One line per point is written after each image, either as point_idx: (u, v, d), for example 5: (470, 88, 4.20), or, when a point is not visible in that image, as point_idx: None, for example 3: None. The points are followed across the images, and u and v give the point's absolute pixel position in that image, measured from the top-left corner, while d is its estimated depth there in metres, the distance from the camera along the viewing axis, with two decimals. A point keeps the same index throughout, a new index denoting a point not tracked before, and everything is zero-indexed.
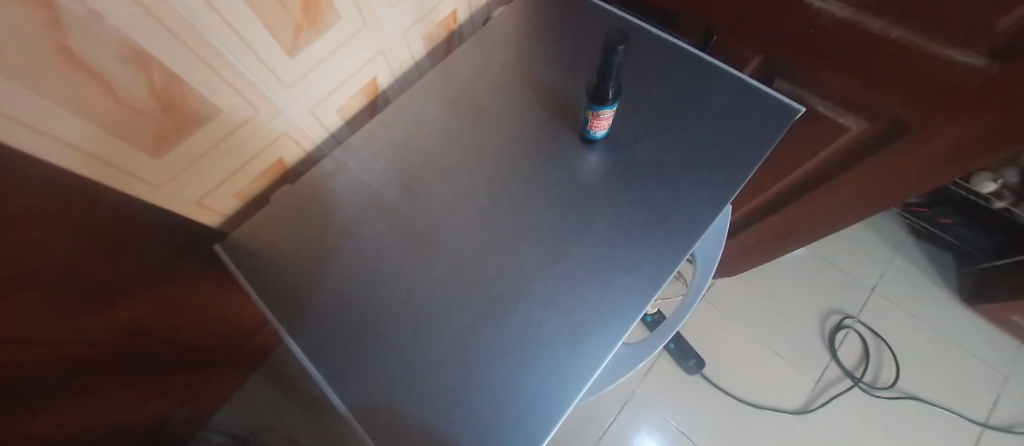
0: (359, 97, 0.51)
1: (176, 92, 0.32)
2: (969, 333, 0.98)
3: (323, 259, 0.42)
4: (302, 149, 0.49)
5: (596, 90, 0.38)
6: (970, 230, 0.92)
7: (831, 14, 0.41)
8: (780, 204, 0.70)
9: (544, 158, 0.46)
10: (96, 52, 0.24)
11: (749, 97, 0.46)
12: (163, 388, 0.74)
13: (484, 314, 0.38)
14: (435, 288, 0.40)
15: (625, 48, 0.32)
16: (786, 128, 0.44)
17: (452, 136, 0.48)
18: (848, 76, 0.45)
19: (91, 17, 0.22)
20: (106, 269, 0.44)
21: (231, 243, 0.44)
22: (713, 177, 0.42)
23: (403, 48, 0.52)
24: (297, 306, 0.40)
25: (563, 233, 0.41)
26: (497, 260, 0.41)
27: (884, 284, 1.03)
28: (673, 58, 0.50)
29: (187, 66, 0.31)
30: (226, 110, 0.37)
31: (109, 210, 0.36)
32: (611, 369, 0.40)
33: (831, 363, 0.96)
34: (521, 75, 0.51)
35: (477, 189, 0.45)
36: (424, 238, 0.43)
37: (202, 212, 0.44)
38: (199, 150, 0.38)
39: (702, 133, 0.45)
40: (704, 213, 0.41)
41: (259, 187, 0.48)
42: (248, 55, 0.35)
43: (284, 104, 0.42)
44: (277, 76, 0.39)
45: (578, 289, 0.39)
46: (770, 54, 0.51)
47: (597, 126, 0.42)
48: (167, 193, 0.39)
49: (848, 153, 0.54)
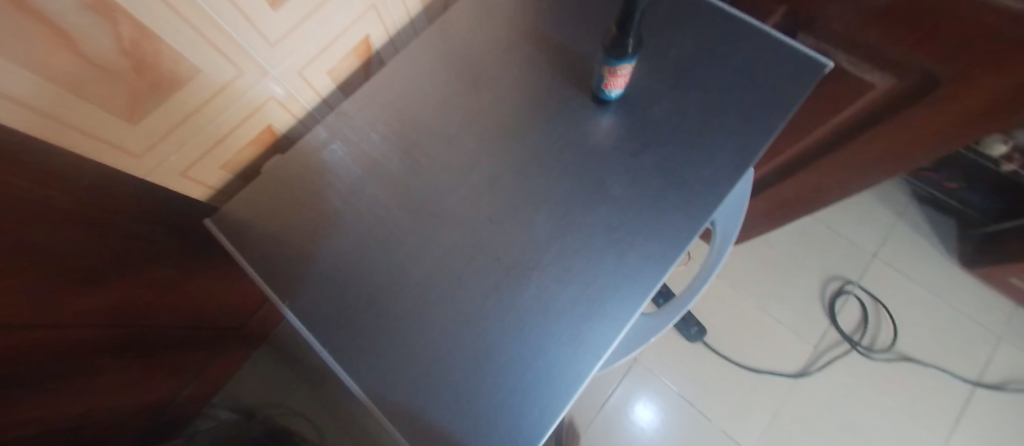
0: (351, 58, 0.47)
1: (148, 48, 0.28)
2: (967, 297, 0.99)
3: (323, 232, 0.40)
4: (292, 115, 0.45)
5: (615, 42, 0.34)
6: (975, 195, 0.93)
7: None
8: (794, 167, 0.69)
9: (554, 120, 0.43)
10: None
11: (773, 52, 0.43)
12: (165, 368, 0.73)
13: (497, 285, 0.37)
14: (444, 261, 0.38)
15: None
16: (812, 85, 0.41)
17: (455, 99, 0.44)
18: (880, 26, 0.42)
19: None
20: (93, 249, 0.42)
21: (222, 218, 0.41)
22: (734, 139, 0.40)
23: (398, 2, 0.47)
24: (298, 282, 0.38)
25: (577, 201, 0.39)
26: (508, 230, 0.39)
27: (886, 250, 1.03)
28: (692, 10, 0.46)
29: (159, 18, 0.27)
30: (206, 70, 0.33)
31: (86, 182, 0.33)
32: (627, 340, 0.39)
33: (830, 328, 0.98)
34: (527, 32, 0.47)
35: (484, 155, 0.42)
36: (430, 209, 0.40)
37: (188, 185, 0.41)
38: (179, 116, 0.34)
39: (724, 92, 0.42)
40: (725, 176, 0.39)
41: (248, 157, 0.45)
42: (228, 7, 0.31)
43: (270, 64, 0.38)
44: (261, 32, 0.35)
45: (593, 259, 0.37)
46: (794, 5, 0.47)
47: (613, 85, 0.39)
48: (149, 165, 0.36)
49: (871, 112, 0.51)
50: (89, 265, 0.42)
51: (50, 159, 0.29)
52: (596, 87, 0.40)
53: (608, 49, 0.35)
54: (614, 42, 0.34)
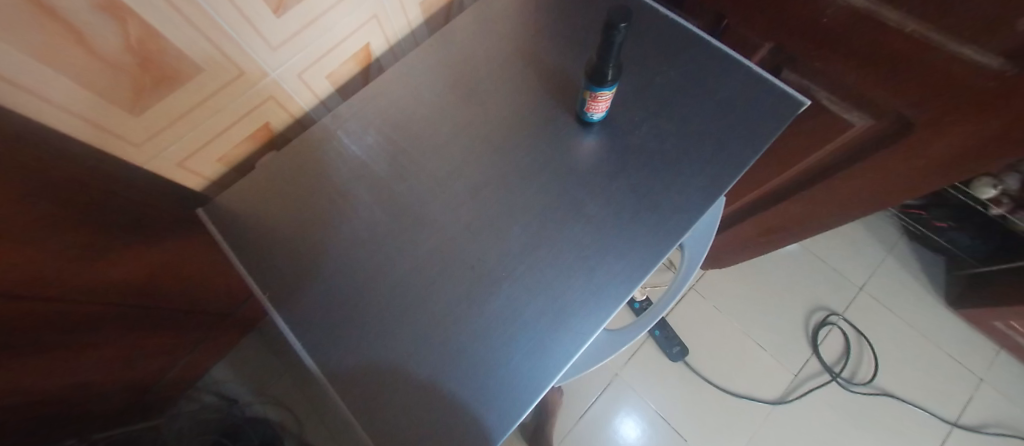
0: (351, 64, 0.49)
1: (155, 46, 0.30)
2: (951, 336, 0.99)
3: (309, 230, 0.42)
4: (290, 115, 0.47)
5: (595, 72, 0.36)
6: (964, 236, 0.92)
7: (847, 2, 0.39)
8: (777, 197, 0.70)
9: (539, 137, 0.45)
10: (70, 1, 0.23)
11: (754, 86, 0.45)
12: (153, 348, 0.75)
13: (468, 291, 0.38)
14: (421, 265, 0.40)
15: (628, 30, 0.31)
16: (789, 120, 0.43)
17: (446, 110, 0.46)
18: (860, 68, 0.43)
19: None
20: (85, 227, 0.43)
21: (214, 208, 0.43)
22: (709, 167, 0.42)
23: (400, 14, 0.49)
24: (279, 275, 0.40)
25: (553, 217, 0.41)
26: (483, 240, 0.40)
27: (873, 284, 1.04)
28: (679, 41, 0.48)
29: (166, 19, 0.29)
30: (208, 68, 0.35)
31: (85, 165, 0.35)
32: (590, 353, 0.40)
33: (812, 358, 0.98)
34: (522, 51, 0.49)
35: (468, 166, 0.44)
36: (413, 214, 0.42)
37: (184, 174, 0.43)
38: (179, 111, 0.36)
39: (701, 122, 0.44)
40: (697, 202, 0.40)
41: (244, 152, 0.47)
42: (233, 13, 0.33)
43: (270, 66, 0.40)
44: (263, 36, 0.37)
45: (562, 274, 0.38)
46: (780, 43, 0.48)
47: (595, 108, 0.41)
48: (147, 153, 0.37)
49: (850, 150, 0.53)
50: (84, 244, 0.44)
51: (55, 142, 0.31)
52: (580, 108, 0.42)
53: (589, 76, 0.37)
54: (595, 72, 0.36)
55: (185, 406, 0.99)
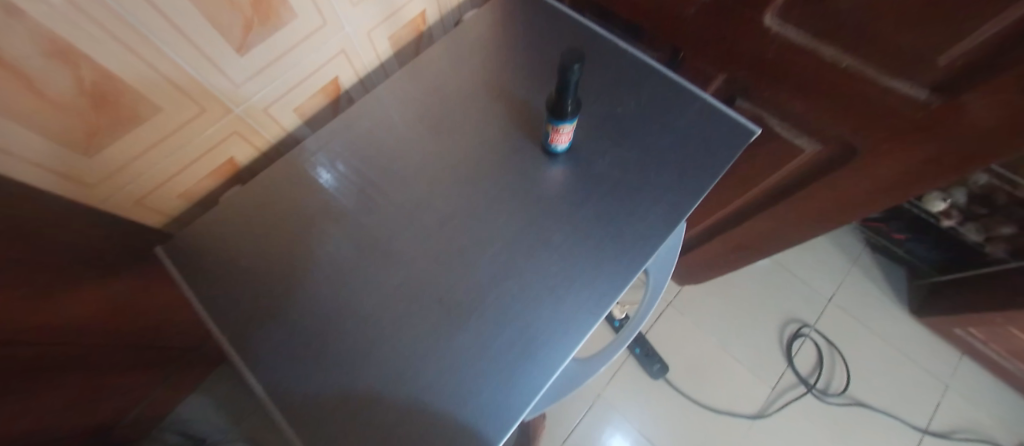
0: (320, 97, 0.49)
1: (110, 87, 0.30)
2: (917, 344, 1.03)
3: (273, 265, 0.41)
4: (256, 149, 0.46)
5: (555, 108, 0.38)
6: (920, 246, 0.98)
7: (788, 39, 0.42)
8: (740, 217, 0.72)
9: (507, 167, 0.46)
10: (15, 47, 0.23)
11: (709, 117, 0.47)
12: (112, 389, 0.71)
13: (436, 325, 0.38)
14: (387, 298, 0.39)
15: (581, 71, 0.33)
16: (740, 150, 0.45)
17: (414, 141, 0.47)
18: (806, 99, 0.46)
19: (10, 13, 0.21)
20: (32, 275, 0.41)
21: (172, 245, 0.42)
22: (668, 195, 0.43)
23: (368, 48, 0.50)
24: (240, 314, 0.39)
25: (521, 247, 0.41)
26: (451, 272, 0.41)
27: (841, 295, 1.08)
28: (637, 75, 0.50)
29: (121, 60, 0.29)
30: (168, 106, 0.35)
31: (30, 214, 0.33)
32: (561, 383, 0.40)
33: (788, 370, 1.00)
34: (489, 83, 0.51)
35: (434, 197, 0.44)
36: (379, 246, 0.42)
37: (145, 213, 0.41)
38: (137, 150, 0.36)
39: (659, 151, 0.46)
40: (659, 229, 0.42)
41: (208, 187, 0.45)
42: (191, 52, 0.33)
43: (233, 102, 0.40)
44: (225, 73, 0.37)
45: (530, 304, 0.39)
46: (732, 75, 0.51)
47: (559, 140, 0.42)
48: (103, 193, 0.36)
49: (802, 174, 0.56)
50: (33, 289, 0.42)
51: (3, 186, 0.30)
52: (544, 139, 0.43)
53: (550, 111, 0.39)
54: (555, 108, 0.38)
55: None
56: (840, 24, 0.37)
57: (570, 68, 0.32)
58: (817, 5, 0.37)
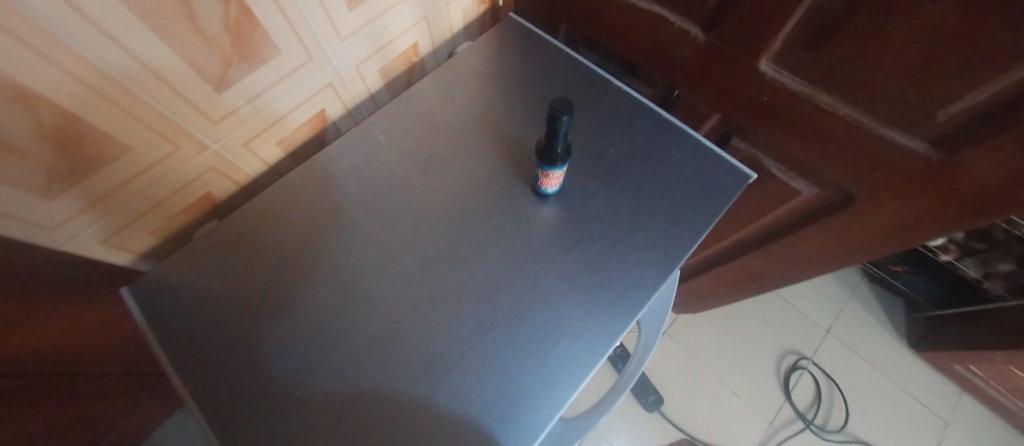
0: (305, 129, 0.48)
1: (74, 130, 0.29)
2: (915, 378, 1.01)
3: (250, 310, 0.39)
4: (235, 183, 0.45)
5: (546, 155, 0.37)
6: (918, 279, 0.96)
7: (784, 84, 0.41)
8: (734, 253, 0.71)
9: (496, 210, 0.45)
10: None
11: (704, 160, 0.47)
12: (82, 422, 0.67)
13: (418, 379, 0.37)
14: (366, 349, 0.38)
15: (571, 121, 0.32)
16: (736, 195, 0.45)
17: (403, 180, 0.46)
18: (801, 144, 0.45)
19: None
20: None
21: (140, 285, 0.40)
22: (661, 240, 0.43)
23: (358, 81, 0.49)
24: (211, 363, 0.37)
25: (505, 297, 0.41)
26: (433, 322, 0.39)
27: (838, 326, 1.06)
28: (631, 114, 0.50)
29: (86, 102, 0.28)
30: (138, 145, 0.34)
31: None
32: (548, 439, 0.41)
33: (785, 404, 0.97)
34: (482, 119, 0.50)
35: (420, 239, 0.43)
36: (361, 291, 0.41)
37: (111, 252, 0.39)
38: (104, 190, 0.34)
39: (652, 194, 0.45)
40: (649, 280, 0.41)
41: (183, 223, 0.44)
42: (164, 90, 0.32)
43: (211, 138, 0.38)
44: (202, 110, 0.36)
45: (513, 360, 0.38)
46: (726, 115, 0.51)
47: (549, 184, 0.41)
48: (65, 234, 0.34)
49: (798, 215, 0.54)
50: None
51: None
52: (534, 181, 0.42)
53: (540, 157, 0.37)
54: (546, 154, 0.37)
55: None
56: (836, 73, 0.37)
57: (558, 118, 0.31)
58: (814, 53, 0.37)
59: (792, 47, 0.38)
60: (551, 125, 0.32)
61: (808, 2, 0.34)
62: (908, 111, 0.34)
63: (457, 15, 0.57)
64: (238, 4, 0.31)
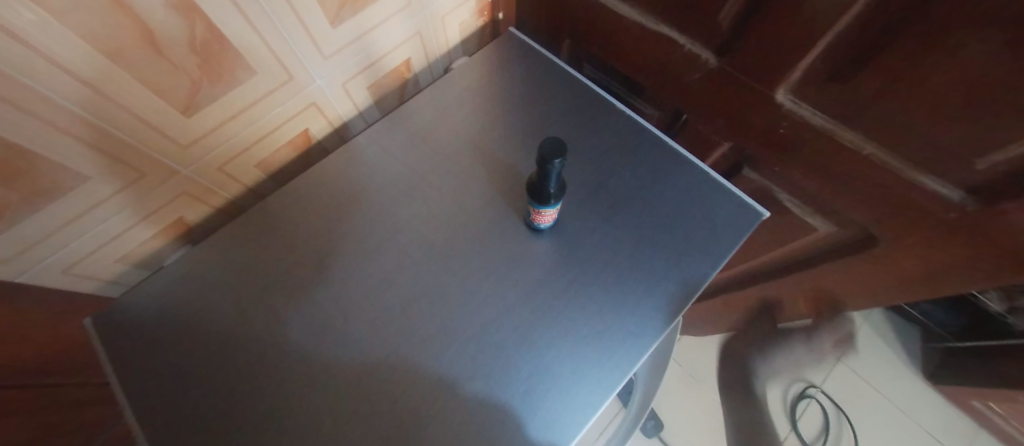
0: (287, 149, 0.45)
1: (24, 163, 0.26)
2: (929, 411, 0.96)
3: (222, 346, 0.38)
4: (212, 206, 0.42)
5: (539, 195, 0.35)
6: (937, 309, 0.92)
7: (802, 117, 0.38)
8: (744, 281, 0.67)
9: (487, 243, 0.43)
10: None
11: (713, 194, 0.44)
12: None
13: (394, 430, 0.35)
14: (340, 394, 0.36)
15: (564, 165, 0.30)
16: (746, 234, 0.42)
17: (389, 207, 0.44)
18: (819, 179, 0.42)
19: None
20: None
21: (106, 316, 0.37)
22: (662, 282, 0.40)
23: (345, 99, 0.46)
24: (180, 404, 0.35)
25: (492, 341, 0.38)
26: (412, 366, 0.37)
27: (850, 354, 1.02)
28: (634, 140, 0.47)
29: (35, 134, 0.26)
30: (98, 173, 0.31)
31: None
32: None
33: (791, 435, 0.93)
34: (476, 142, 0.48)
35: (403, 273, 0.41)
36: (338, 328, 0.38)
37: (74, 281, 0.37)
38: (62, 220, 0.31)
39: (655, 231, 0.42)
40: (651, 325, 0.38)
41: (153, 248, 0.41)
42: (126, 116, 0.30)
43: (181, 163, 0.36)
44: (169, 135, 0.33)
45: (496, 413, 0.35)
46: (738, 144, 0.47)
47: (542, 220, 0.39)
48: (20, 267, 0.32)
49: (813, 251, 0.51)
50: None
51: None
52: (528, 215, 0.41)
53: (532, 195, 0.35)
54: (540, 194, 0.35)
55: None
56: (862, 109, 0.33)
57: (550, 162, 0.29)
58: (838, 86, 0.33)
59: (813, 78, 0.35)
60: (542, 168, 0.30)
61: (832, 33, 0.30)
62: (942, 155, 0.30)
63: (454, 30, 0.54)
64: (206, 24, 0.29)
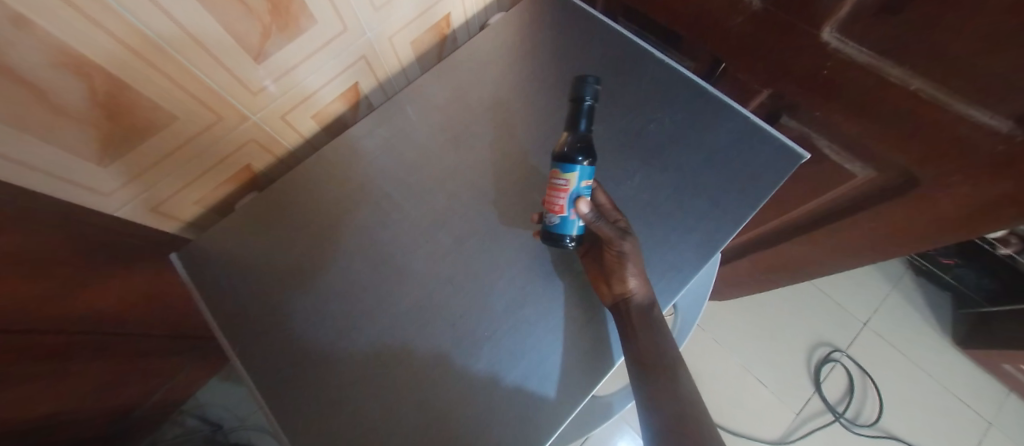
0: (338, 102, 0.48)
1: (123, 97, 0.29)
2: (958, 377, 0.96)
3: (292, 279, 0.41)
4: (274, 155, 0.46)
5: (568, 149, 0.34)
6: (971, 273, 0.89)
7: (848, 55, 0.38)
8: (774, 240, 0.68)
9: (530, 187, 0.45)
10: (27, 58, 0.22)
11: (751, 137, 0.44)
12: (142, 382, 0.71)
13: (451, 350, 0.38)
14: (400, 320, 0.39)
15: (594, 102, 0.35)
16: (785, 176, 0.42)
17: (436, 155, 0.47)
18: (859, 121, 0.42)
19: (14, 22, 0.20)
20: (56, 297, 0.40)
21: (189, 250, 0.42)
22: (702, 222, 0.42)
23: (390, 53, 0.49)
24: (257, 329, 0.39)
25: (537, 275, 0.41)
26: (464, 297, 0.40)
27: (878, 320, 1.01)
28: (669, 88, 0.48)
29: (135, 71, 0.28)
30: (183, 116, 0.34)
31: (66, 226, 0.33)
32: (601, 411, 0.46)
33: (814, 396, 0.95)
34: (517, 93, 0.49)
35: (453, 215, 0.44)
36: (395, 263, 0.42)
37: (161, 219, 0.41)
38: (152, 159, 0.35)
39: (694, 174, 0.44)
40: (689, 261, 0.41)
41: (225, 193, 0.45)
42: (209, 62, 0.32)
43: (251, 110, 0.39)
44: (243, 82, 0.36)
45: (543, 334, 0.38)
46: (776, 89, 0.48)
47: (555, 198, 0.35)
48: (119, 200, 0.35)
49: (850, 200, 0.51)
50: (80, 285, 0.42)
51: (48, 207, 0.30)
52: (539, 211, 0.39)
53: (558, 154, 0.35)
54: (571, 149, 0.35)
55: (167, 431, 0.93)
56: (912, 41, 0.33)
57: (583, 88, 0.34)
58: (888, 18, 0.33)
59: (861, 13, 0.35)
60: (577, 100, 0.35)
61: None
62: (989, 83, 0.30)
63: None
64: None
